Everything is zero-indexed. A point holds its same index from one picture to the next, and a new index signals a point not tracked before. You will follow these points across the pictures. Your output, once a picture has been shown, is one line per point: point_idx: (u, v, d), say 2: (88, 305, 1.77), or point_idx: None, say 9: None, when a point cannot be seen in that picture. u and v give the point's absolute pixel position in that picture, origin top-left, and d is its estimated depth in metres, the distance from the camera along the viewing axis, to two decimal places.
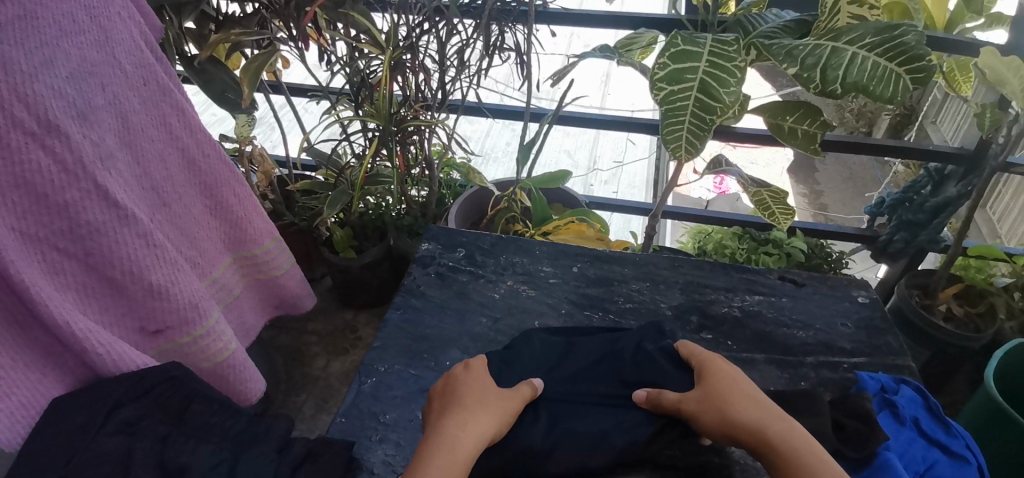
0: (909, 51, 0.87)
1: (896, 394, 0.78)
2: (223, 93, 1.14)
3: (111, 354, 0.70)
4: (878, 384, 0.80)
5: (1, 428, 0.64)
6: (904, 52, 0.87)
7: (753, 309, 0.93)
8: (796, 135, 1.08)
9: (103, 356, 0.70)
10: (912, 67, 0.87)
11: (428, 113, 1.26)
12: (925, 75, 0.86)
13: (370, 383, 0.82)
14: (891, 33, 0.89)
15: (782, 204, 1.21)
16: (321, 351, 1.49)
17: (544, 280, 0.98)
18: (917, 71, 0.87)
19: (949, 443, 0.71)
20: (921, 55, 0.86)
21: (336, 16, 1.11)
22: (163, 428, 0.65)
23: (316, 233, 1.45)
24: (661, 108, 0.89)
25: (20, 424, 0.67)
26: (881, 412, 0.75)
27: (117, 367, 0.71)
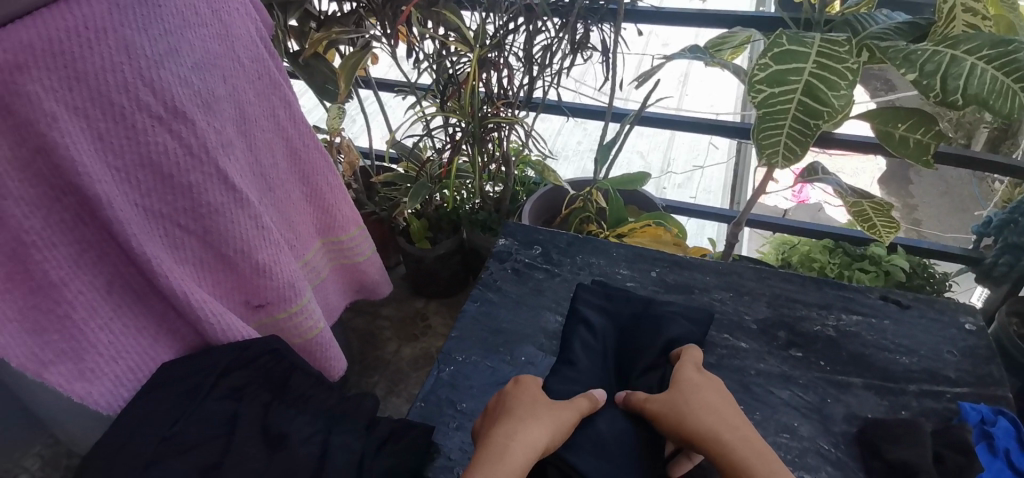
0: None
1: (997, 428, 0.71)
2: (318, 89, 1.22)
3: (221, 324, 0.77)
4: (980, 415, 0.73)
5: (105, 390, 0.70)
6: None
7: (848, 329, 0.87)
8: (908, 145, 0.99)
9: (215, 325, 0.76)
10: None
11: (509, 110, 1.28)
12: None
13: (448, 371, 0.85)
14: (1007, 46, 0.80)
15: (885, 218, 1.13)
16: (393, 336, 1.55)
17: (621, 283, 0.96)
18: None
19: None
20: None
21: (429, 14, 1.14)
22: (265, 395, 0.72)
23: (394, 223, 1.52)
24: (759, 111, 0.85)
25: (127, 386, 0.73)
26: (977, 445, 0.70)
27: (225, 336, 0.77)
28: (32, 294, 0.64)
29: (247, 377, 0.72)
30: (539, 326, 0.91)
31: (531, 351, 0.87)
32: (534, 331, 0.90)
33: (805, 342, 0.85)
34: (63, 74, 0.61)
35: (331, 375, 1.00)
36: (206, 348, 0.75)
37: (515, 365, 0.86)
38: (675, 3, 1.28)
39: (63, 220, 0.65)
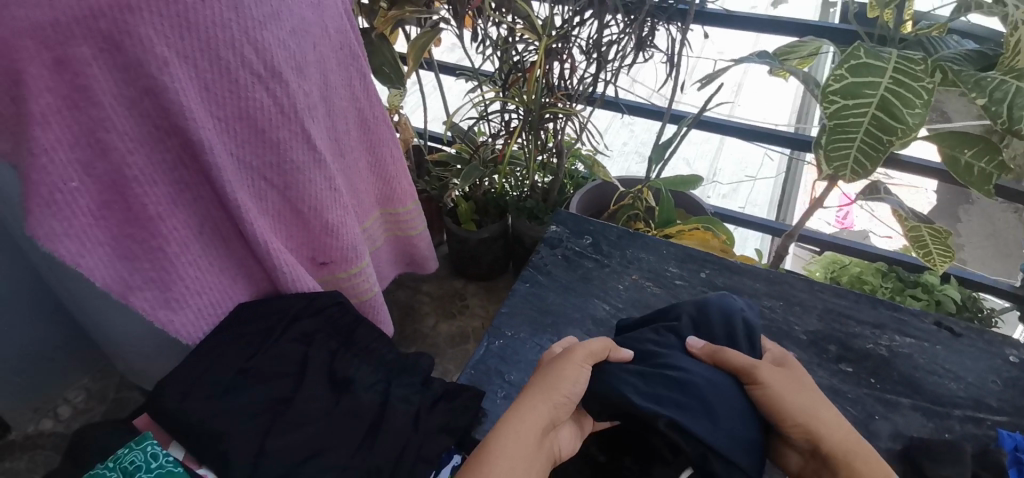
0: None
1: None
2: (383, 66, 1.26)
3: (292, 275, 0.82)
4: (1015, 442, 0.73)
5: (188, 320, 0.77)
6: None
7: (900, 350, 0.86)
8: (971, 172, 0.97)
9: (287, 275, 0.82)
10: None
11: (567, 102, 1.29)
12: None
13: (498, 344, 0.88)
14: None
15: (943, 246, 1.11)
16: (431, 311, 1.60)
17: (670, 280, 0.98)
18: None
19: None
20: None
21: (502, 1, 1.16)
22: (332, 344, 0.78)
23: (443, 203, 1.56)
24: (830, 123, 0.85)
25: (203, 320, 0.80)
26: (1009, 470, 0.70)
27: (294, 287, 0.83)
28: (129, 225, 0.69)
29: (315, 325, 0.78)
30: (587, 312, 0.93)
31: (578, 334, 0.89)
32: (582, 316, 0.92)
33: (854, 357, 0.85)
34: (177, 25, 0.63)
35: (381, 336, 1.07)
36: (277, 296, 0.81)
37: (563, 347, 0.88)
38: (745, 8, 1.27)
39: (165, 162, 0.69)
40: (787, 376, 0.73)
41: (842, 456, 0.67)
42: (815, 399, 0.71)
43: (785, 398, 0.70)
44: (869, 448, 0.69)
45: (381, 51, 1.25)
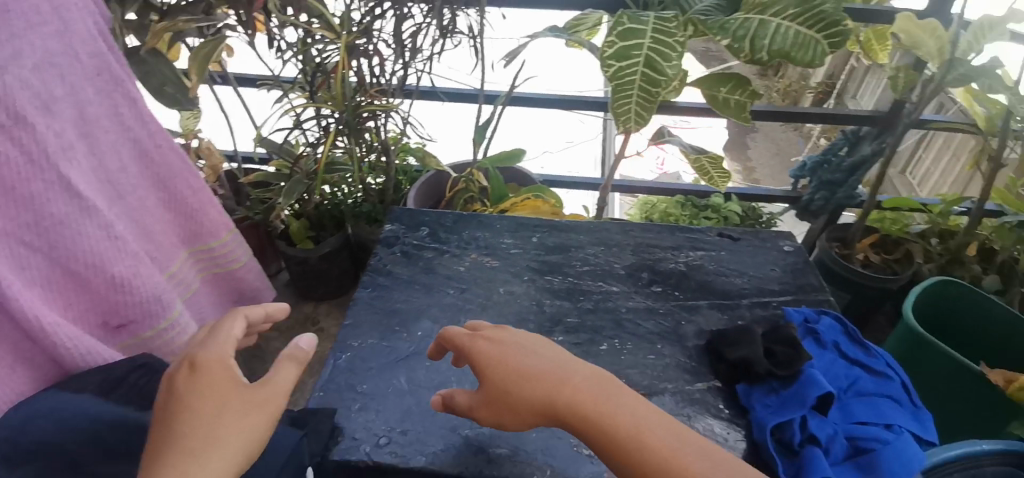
0: (826, 18, 0.91)
1: (818, 323, 0.84)
2: (163, 86, 1.08)
3: (79, 349, 0.64)
4: (804, 315, 0.86)
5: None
6: (822, 19, 0.92)
7: (696, 263, 1.00)
8: (729, 105, 1.14)
9: (71, 351, 0.63)
10: (829, 32, 0.92)
11: (384, 98, 1.25)
12: (840, 39, 0.92)
13: (345, 357, 0.86)
14: (809, 3, 0.93)
15: (720, 169, 1.32)
16: (280, 345, 1.56)
17: (506, 252, 1.04)
18: (834, 36, 0.92)
19: (866, 360, 0.78)
20: (838, 20, 0.91)
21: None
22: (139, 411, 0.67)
23: (271, 227, 1.49)
24: (611, 84, 0.92)
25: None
26: (806, 339, 0.82)
27: (84, 362, 0.65)
28: None
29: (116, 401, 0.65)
30: (431, 301, 0.94)
31: (426, 325, 0.90)
32: (427, 306, 0.93)
33: (664, 278, 0.98)
34: None
35: None
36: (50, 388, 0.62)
37: (413, 341, 0.88)
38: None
39: None
40: (495, 364, 0.65)
41: (636, 459, 0.57)
42: (534, 396, 0.61)
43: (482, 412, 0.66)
44: (607, 413, 0.59)
45: (155, 68, 1.07)
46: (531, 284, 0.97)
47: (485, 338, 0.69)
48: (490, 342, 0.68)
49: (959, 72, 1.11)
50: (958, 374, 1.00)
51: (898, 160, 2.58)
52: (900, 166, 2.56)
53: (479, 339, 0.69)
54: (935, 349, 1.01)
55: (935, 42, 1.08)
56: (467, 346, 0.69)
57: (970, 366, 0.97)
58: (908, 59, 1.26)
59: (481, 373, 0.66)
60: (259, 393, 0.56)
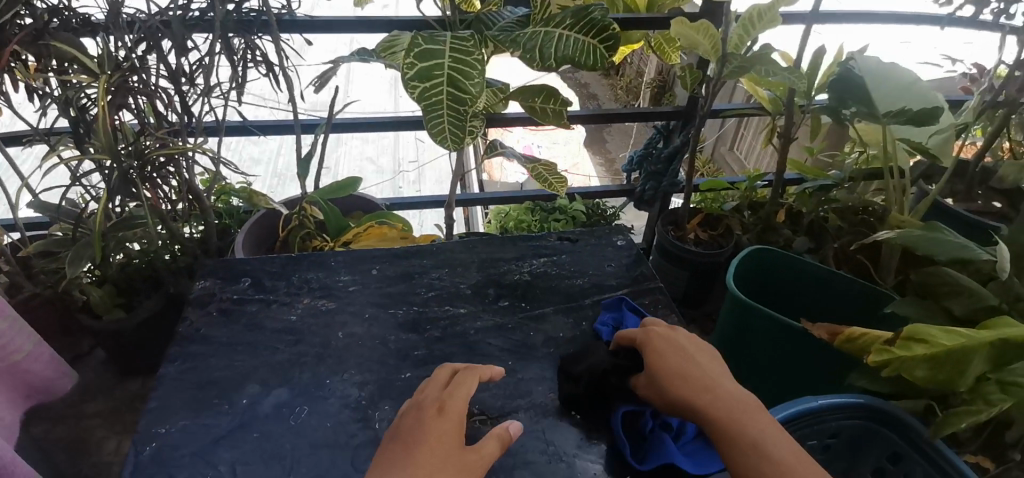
0: (598, 24, 0.99)
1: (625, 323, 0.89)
2: None
3: None
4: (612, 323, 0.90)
5: None
6: (596, 25, 0.99)
7: (540, 270, 1.02)
8: (547, 113, 1.20)
9: None
10: (604, 37, 0.98)
11: (181, 140, 1.13)
12: (615, 41, 0.98)
13: (150, 450, 0.70)
14: (584, 13, 1.00)
15: (555, 175, 1.37)
16: (109, 433, 1.24)
17: (344, 290, 0.95)
18: (609, 39, 0.98)
19: None
20: (609, 25, 0.98)
21: (38, 49, 0.96)
22: None
23: (67, 300, 1.21)
24: (418, 104, 0.93)
25: None
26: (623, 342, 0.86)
27: None
28: None
29: None
30: (259, 361, 0.83)
31: (253, 390, 0.78)
32: (253, 368, 0.81)
33: (510, 291, 0.97)
34: None
35: None
36: None
37: (238, 412, 0.76)
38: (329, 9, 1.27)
39: None
40: (660, 371, 0.71)
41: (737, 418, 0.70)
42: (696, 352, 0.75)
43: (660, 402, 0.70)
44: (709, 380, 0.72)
45: None
46: (373, 320, 0.90)
47: (658, 330, 0.76)
48: (667, 335, 0.76)
49: (733, 65, 1.24)
50: (781, 331, 1.12)
51: (725, 139, 2.97)
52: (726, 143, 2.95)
53: (656, 332, 0.76)
54: (759, 312, 1.13)
55: (708, 41, 1.23)
56: (646, 339, 0.76)
57: (789, 322, 1.10)
58: (693, 58, 1.43)
59: (668, 364, 0.71)
60: (470, 458, 0.62)
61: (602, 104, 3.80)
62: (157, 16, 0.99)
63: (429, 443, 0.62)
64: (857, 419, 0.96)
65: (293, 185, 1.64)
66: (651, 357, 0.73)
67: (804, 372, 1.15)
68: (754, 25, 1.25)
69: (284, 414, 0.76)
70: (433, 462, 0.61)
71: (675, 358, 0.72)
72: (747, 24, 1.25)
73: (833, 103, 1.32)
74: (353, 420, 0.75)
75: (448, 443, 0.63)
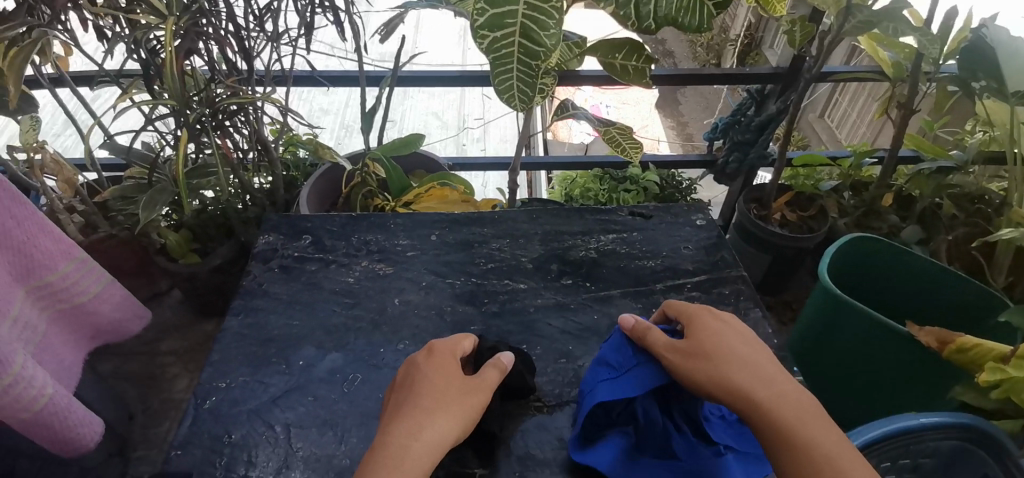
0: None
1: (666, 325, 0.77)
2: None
3: None
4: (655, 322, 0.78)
5: None
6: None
7: (608, 248, 0.94)
8: (628, 71, 1.08)
9: None
10: None
11: (246, 89, 1.11)
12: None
13: (211, 403, 0.72)
14: None
15: (630, 138, 1.26)
16: (182, 370, 1.33)
17: (403, 254, 0.93)
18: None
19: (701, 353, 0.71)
20: None
21: None
22: None
23: (146, 242, 1.27)
24: (487, 56, 0.86)
25: None
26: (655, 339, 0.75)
27: None
28: None
29: None
30: (317, 323, 0.82)
31: (310, 352, 0.78)
32: (311, 329, 0.81)
33: (575, 268, 0.91)
34: None
35: (82, 444, 0.91)
36: None
37: (294, 373, 0.76)
38: None
39: None
40: (700, 345, 0.65)
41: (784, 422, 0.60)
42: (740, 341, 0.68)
43: (690, 373, 0.63)
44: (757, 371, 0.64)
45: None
46: (431, 289, 0.87)
47: (712, 310, 0.70)
48: (714, 318, 0.69)
49: (859, 19, 1.07)
50: (877, 332, 0.99)
51: (816, 105, 2.66)
52: (817, 110, 2.64)
53: (703, 310, 0.70)
54: (855, 308, 1.00)
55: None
56: (695, 313, 0.70)
57: (890, 325, 0.96)
58: (806, 10, 1.24)
59: (707, 341, 0.65)
60: (472, 382, 0.64)
61: (679, 62, 3.51)
62: None
63: (433, 387, 0.62)
64: (950, 441, 0.84)
65: (358, 137, 1.62)
66: (693, 331, 0.67)
67: (893, 381, 1.03)
68: None
69: (338, 380, 0.75)
70: (445, 402, 0.61)
71: (722, 337, 0.66)
72: None
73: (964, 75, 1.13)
74: None
75: (452, 380, 0.63)
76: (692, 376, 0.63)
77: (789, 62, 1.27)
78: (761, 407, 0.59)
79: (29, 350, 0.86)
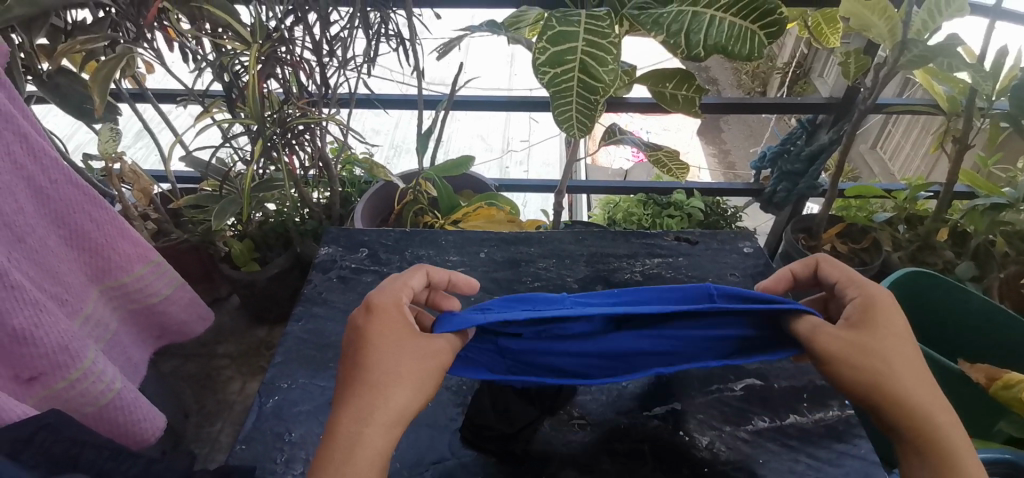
0: (761, 5, 0.88)
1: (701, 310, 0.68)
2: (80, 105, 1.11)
3: None
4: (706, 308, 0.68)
5: None
6: (757, 7, 0.89)
7: (653, 272, 0.95)
8: (678, 100, 1.11)
9: None
10: (765, 22, 0.89)
11: (315, 109, 1.20)
12: (778, 28, 0.89)
13: (272, 402, 0.76)
14: None
15: (677, 161, 1.28)
16: (236, 374, 1.40)
17: (452, 269, 0.97)
18: (771, 25, 0.89)
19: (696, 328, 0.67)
20: (772, 8, 0.88)
21: (191, 11, 1.06)
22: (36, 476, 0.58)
23: (212, 249, 1.36)
24: (549, 90, 0.91)
25: None
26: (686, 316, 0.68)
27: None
28: None
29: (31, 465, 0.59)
30: None
31: None
32: None
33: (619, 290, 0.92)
34: None
35: (144, 440, 0.87)
36: None
37: None
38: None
39: None
40: (879, 342, 0.60)
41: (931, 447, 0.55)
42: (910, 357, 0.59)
43: (857, 369, 0.58)
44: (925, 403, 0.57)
45: (72, 86, 1.09)
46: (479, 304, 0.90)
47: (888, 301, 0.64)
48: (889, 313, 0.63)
49: (913, 53, 1.06)
50: None
51: (867, 135, 2.59)
52: (869, 141, 2.58)
53: (881, 301, 0.63)
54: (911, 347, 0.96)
55: (884, 23, 1.05)
56: (875, 302, 0.63)
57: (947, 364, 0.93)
58: (860, 42, 1.24)
59: (880, 345, 0.59)
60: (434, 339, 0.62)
61: (722, 90, 3.50)
62: None
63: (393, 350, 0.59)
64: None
65: (407, 157, 1.70)
66: (870, 323, 0.61)
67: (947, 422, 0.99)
68: (938, 12, 1.07)
69: None
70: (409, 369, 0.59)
71: (894, 336, 0.60)
72: (929, 11, 1.07)
73: (1014, 112, 1.15)
74: (452, 404, 0.78)
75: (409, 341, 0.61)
76: (855, 373, 0.59)
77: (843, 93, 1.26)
78: (937, 429, 0.56)
79: (98, 345, 0.89)
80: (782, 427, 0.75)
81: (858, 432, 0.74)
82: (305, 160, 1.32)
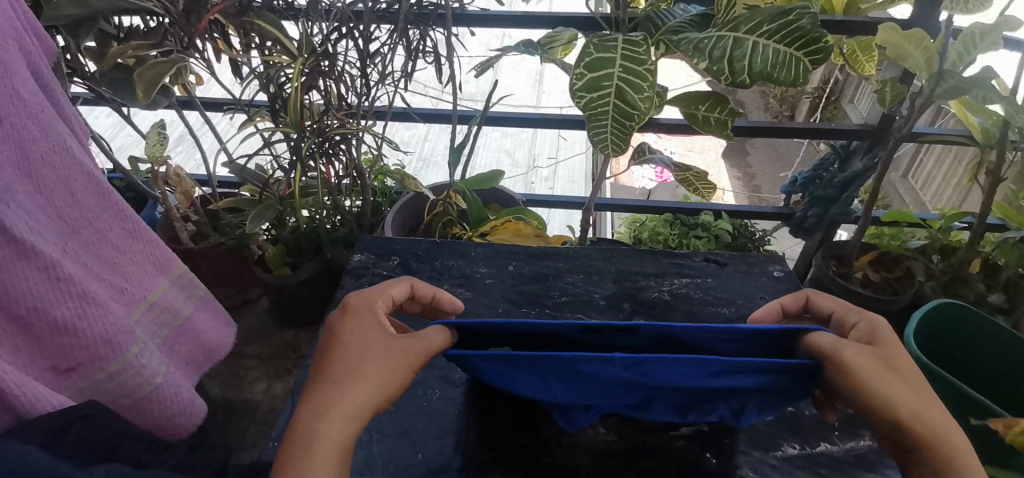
0: (806, 34, 0.89)
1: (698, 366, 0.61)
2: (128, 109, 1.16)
3: (30, 395, 0.66)
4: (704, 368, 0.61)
5: None
6: (802, 36, 0.89)
7: (681, 291, 0.95)
8: (709, 122, 1.11)
9: (22, 397, 0.65)
10: (810, 50, 0.89)
11: (353, 121, 1.25)
12: (823, 55, 0.89)
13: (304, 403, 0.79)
14: (787, 18, 0.90)
15: (705, 182, 1.29)
16: (262, 374, 1.43)
17: (481, 281, 0.98)
18: (816, 53, 0.89)
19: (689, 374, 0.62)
20: (819, 37, 0.88)
21: (241, 24, 1.11)
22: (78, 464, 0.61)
23: (247, 252, 1.41)
24: (584, 114, 0.93)
25: None
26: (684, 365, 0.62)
27: (36, 408, 0.66)
28: None
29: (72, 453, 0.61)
30: None
31: None
32: None
33: (647, 308, 0.92)
34: None
35: (179, 433, 0.90)
36: (14, 423, 0.65)
37: None
38: (491, 5, 1.33)
39: None
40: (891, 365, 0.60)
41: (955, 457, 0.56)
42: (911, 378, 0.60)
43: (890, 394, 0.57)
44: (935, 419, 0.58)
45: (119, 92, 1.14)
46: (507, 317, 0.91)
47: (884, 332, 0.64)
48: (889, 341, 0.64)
49: (949, 85, 1.05)
50: (957, 403, 0.93)
51: (900, 163, 2.55)
52: (901, 169, 2.53)
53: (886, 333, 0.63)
54: (936, 376, 0.94)
55: (922, 53, 1.04)
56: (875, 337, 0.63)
57: (971, 395, 0.92)
58: (896, 71, 1.24)
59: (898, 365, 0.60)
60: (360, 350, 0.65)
61: (750, 112, 3.48)
62: (350, 6, 1.10)
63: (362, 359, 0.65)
64: None
65: (435, 170, 1.73)
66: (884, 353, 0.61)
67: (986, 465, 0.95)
68: (973, 45, 1.06)
69: (418, 394, 0.81)
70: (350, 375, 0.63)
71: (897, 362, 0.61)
72: (965, 43, 1.06)
73: None
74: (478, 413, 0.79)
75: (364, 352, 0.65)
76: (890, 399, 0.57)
77: (879, 120, 1.26)
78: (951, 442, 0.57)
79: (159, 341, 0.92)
80: (812, 454, 0.74)
81: (890, 462, 0.73)
82: (341, 169, 1.36)
